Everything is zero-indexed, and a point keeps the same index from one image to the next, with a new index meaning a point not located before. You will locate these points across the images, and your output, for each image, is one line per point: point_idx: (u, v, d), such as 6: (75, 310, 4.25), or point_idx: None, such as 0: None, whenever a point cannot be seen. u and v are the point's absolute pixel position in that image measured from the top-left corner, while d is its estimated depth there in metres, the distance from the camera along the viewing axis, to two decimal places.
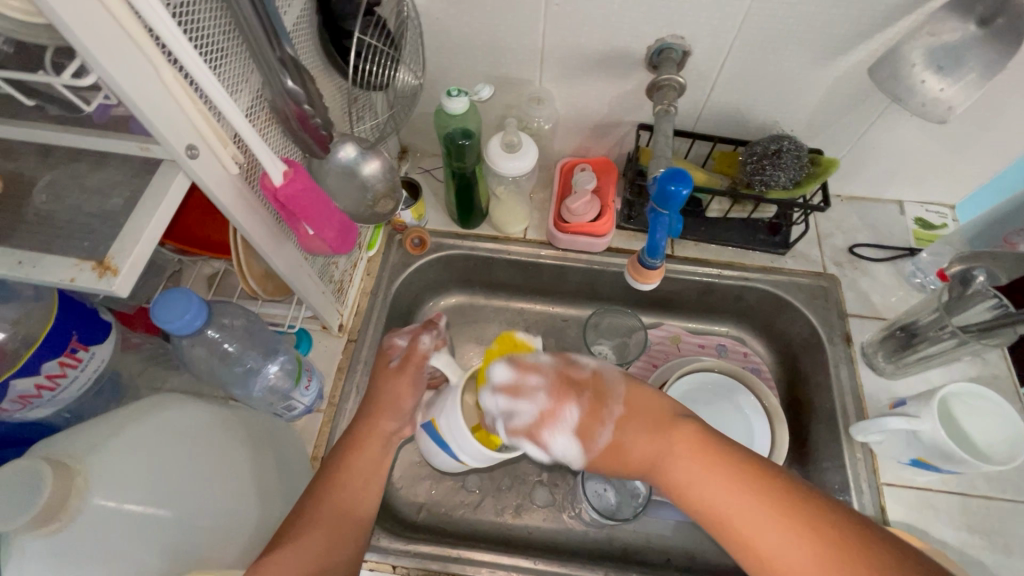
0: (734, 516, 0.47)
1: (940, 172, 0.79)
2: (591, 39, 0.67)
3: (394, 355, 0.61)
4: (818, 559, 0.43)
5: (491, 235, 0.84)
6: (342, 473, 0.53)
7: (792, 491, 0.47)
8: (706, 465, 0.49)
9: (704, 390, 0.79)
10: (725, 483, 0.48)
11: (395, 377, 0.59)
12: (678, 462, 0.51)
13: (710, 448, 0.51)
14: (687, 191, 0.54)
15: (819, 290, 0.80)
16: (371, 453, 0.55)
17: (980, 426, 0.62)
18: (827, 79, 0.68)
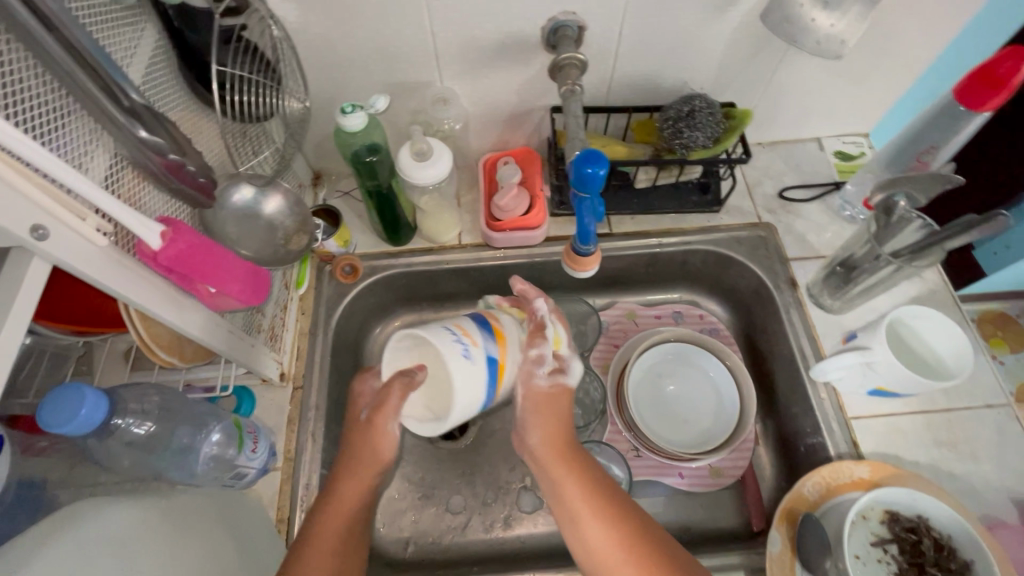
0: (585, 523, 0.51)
1: (850, 104, 0.81)
2: (483, 29, 0.64)
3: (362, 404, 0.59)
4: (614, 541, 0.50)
5: (425, 247, 0.81)
6: (335, 501, 0.56)
7: (625, 509, 0.52)
8: (572, 472, 0.54)
9: (665, 362, 0.79)
10: (583, 490, 0.53)
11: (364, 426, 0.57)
12: (569, 482, 0.53)
13: (580, 464, 0.55)
14: (605, 171, 0.52)
15: (757, 240, 0.81)
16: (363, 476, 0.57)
17: (921, 339, 0.63)
18: (724, 32, 0.67)
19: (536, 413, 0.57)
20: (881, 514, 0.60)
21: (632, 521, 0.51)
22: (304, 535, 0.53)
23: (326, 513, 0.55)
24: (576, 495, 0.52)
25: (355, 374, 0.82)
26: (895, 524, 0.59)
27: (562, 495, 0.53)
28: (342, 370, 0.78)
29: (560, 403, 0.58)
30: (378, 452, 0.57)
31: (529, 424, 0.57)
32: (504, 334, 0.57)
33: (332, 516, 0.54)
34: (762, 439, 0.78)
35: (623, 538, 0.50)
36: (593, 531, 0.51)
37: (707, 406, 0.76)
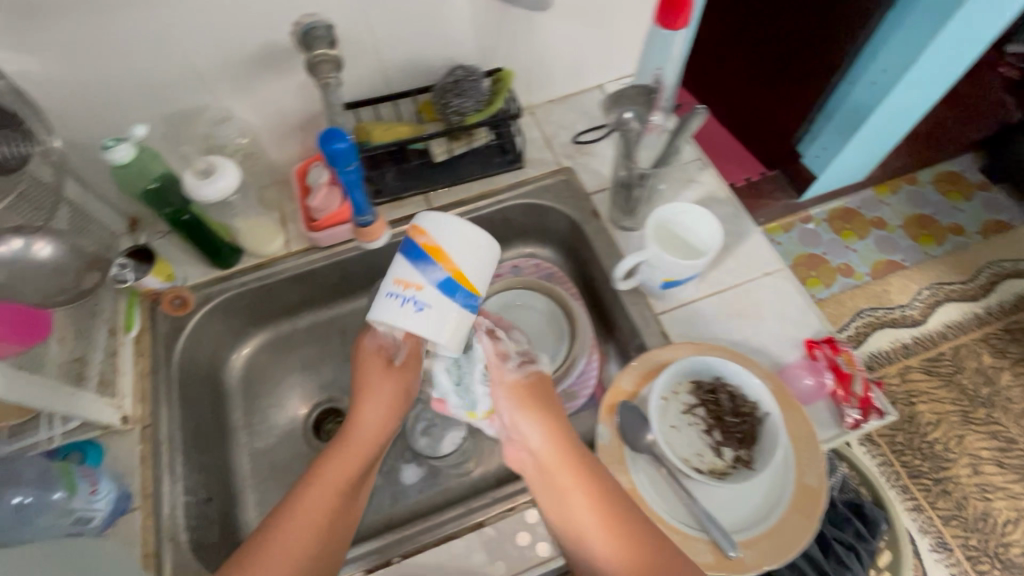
0: (586, 533, 0.50)
1: (610, 48, 0.91)
2: (235, 43, 0.68)
3: (393, 353, 0.62)
4: (618, 543, 0.50)
5: (256, 263, 0.83)
6: (325, 469, 0.55)
7: (615, 504, 0.52)
8: (575, 476, 0.53)
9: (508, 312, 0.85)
10: (584, 496, 0.52)
11: (393, 375, 0.61)
12: (568, 489, 0.52)
13: (581, 468, 0.53)
14: (348, 144, 0.56)
15: (562, 184, 0.89)
16: (360, 447, 0.58)
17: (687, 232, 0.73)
18: (464, 5, 0.75)
19: (530, 413, 0.57)
20: (688, 386, 0.68)
21: (621, 502, 0.52)
22: (287, 505, 0.53)
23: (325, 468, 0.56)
24: (575, 496, 0.52)
25: (218, 402, 0.83)
26: (700, 390, 0.68)
27: (556, 484, 0.53)
28: (198, 400, 0.78)
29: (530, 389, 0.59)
30: (360, 416, 0.59)
31: (520, 425, 0.57)
32: (441, 248, 0.54)
33: (332, 470, 0.56)
34: (607, 357, 0.86)
35: (618, 535, 0.50)
36: (595, 531, 0.50)
37: (549, 341, 0.84)
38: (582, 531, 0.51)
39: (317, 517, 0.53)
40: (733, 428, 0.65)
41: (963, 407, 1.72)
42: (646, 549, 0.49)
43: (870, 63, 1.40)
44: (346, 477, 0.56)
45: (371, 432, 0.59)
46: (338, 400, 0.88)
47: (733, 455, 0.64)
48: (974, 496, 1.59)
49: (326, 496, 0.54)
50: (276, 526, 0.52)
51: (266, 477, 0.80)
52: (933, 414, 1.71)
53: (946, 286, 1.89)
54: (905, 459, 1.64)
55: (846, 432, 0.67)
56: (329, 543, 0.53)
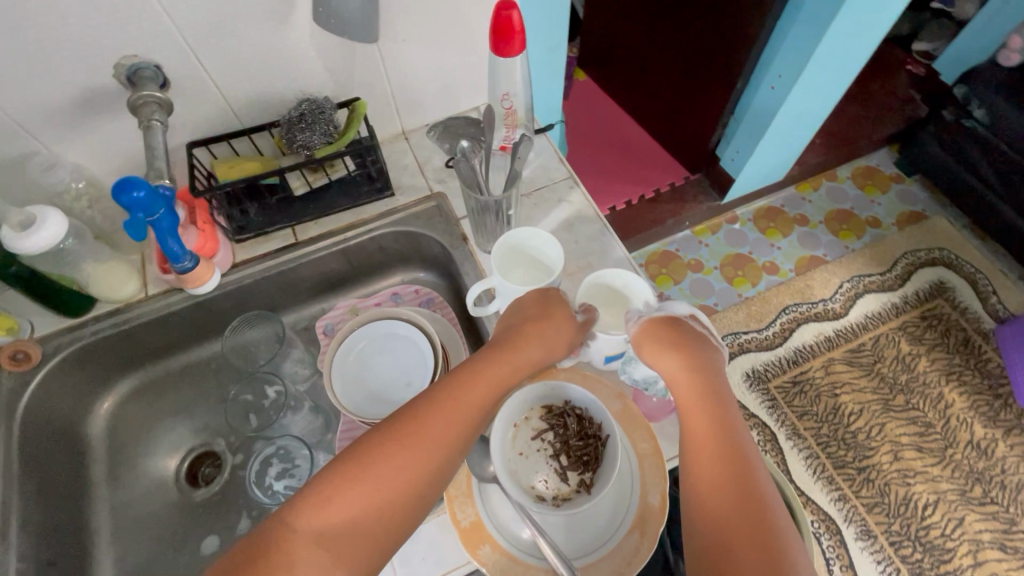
0: (705, 474, 0.53)
1: (477, 72, 0.91)
2: (51, 88, 0.65)
3: (553, 303, 0.66)
4: (727, 494, 0.51)
5: (110, 309, 0.80)
6: (428, 412, 0.55)
7: (735, 440, 0.55)
8: (702, 408, 0.57)
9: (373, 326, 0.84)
10: (709, 427, 0.56)
11: (561, 323, 0.65)
12: (696, 416, 0.57)
13: (702, 399, 0.58)
14: (148, 192, 0.55)
15: (432, 209, 0.89)
16: (464, 406, 0.57)
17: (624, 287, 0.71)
18: (304, 40, 0.74)
19: (654, 351, 0.61)
20: (539, 411, 0.69)
21: (728, 409, 0.57)
22: (378, 442, 0.53)
23: (416, 400, 0.57)
24: (700, 424, 0.56)
25: (77, 458, 0.80)
26: (551, 414, 0.68)
27: (683, 412, 0.58)
28: (49, 457, 0.76)
29: (678, 337, 0.61)
30: (521, 351, 0.63)
31: (659, 360, 0.61)
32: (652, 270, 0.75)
33: (462, 393, 0.57)
34: None
35: (731, 480, 0.52)
36: (709, 467, 0.53)
37: (420, 369, 0.81)
38: (706, 460, 0.54)
39: (441, 437, 0.54)
40: (579, 451, 0.65)
41: (883, 395, 1.71)
42: (734, 522, 0.50)
43: (768, 70, 1.51)
44: (429, 449, 0.53)
45: (460, 409, 0.56)
46: (212, 444, 0.86)
47: (579, 478, 0.65)
48: (896, 482, 1.59)
49: (473, 393, 0.58)
50: (389, 447, 0.53)
51: (129, 532, 0.78)
52: (855, 404, 1.70)
53: (866, 278, 1.91)
54: (829, 450, 1.64)
55: None
56: (446, 462, 0.54)
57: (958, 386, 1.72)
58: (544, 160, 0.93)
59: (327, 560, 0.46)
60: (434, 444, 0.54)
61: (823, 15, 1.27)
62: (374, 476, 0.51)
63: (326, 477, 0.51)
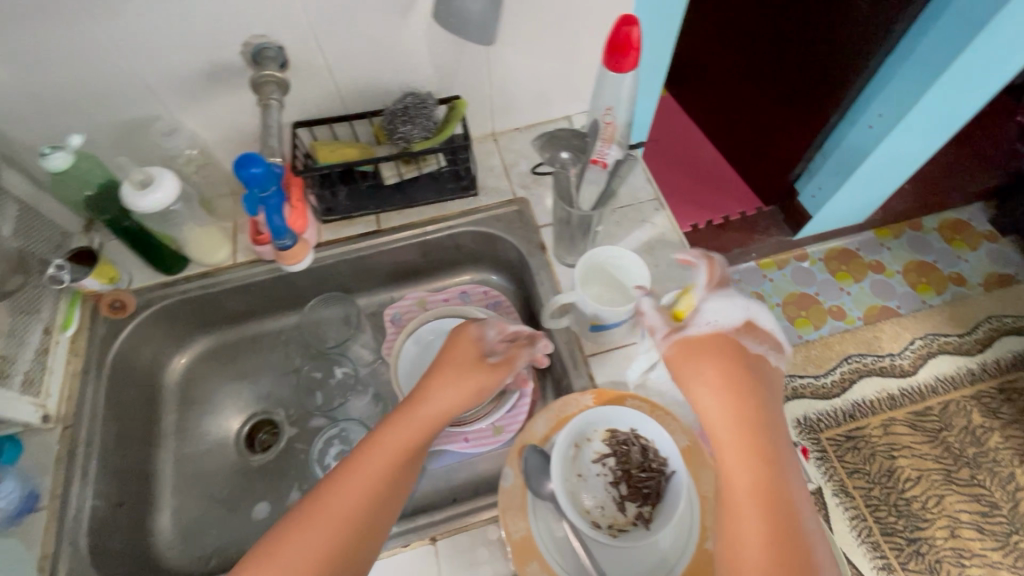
0: (742, 523, 0.48)
1: (575, 82, 0.91)
2: (183, 59, 0.69)
3: (485, 349, 0.65)
4: (769, 542, 0.47)
5: (200, 271, 0.84)
6: (347, 472, 0.56)
7: (774, 474, 0.49)
8: (740, 441, 0.51)
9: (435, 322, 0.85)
10: (740, 465, 0.50)
11: (485, 368, 0.63)
12: (732, 451, 0.51)
13: (746, 425, 0.51)
14: (265, 170, 0.57)
15: (513, 214, 0.88)
16: (387, 455, 0.58)
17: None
18: (417, 35, 0.75)
19: (692, 367, 0.56)
20: (603, 434, 0.66)
21: (777, 433, 0.51)
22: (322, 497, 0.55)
23: (383, 431, 0.59)
24: (734, 460, 0.50)
25: (151, 406, 0.84)
26: (615, 440, 0.66)
27: (719, 443, 0.52)
28: (129, 402, 0.80)
29: (707, 351, 0.57)
30: (429, 404, 0.61)
31: (694, 383, 0.55)
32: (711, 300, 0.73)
33: (383, 443, 0.58)
34: (542, 393, 0.85)
35: (773, 525, 0.47)
36: (748, 509, 0.48)
37: None
38: (741, 504, 0.49)
39: (369, 486, 0.56)
40: (640, 483, 0.64)
41: (945, 466, 1.59)
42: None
43: (867, 109, 1.40)
44: (372, 493, 0.56)
45: (392, 454, 0.58)
46: (271, 412, 0.88)
47: (636, 511, 0.64)
48: (949, 561, 1.48)
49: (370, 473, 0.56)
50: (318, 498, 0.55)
51: (189, 484, 0.82)
52: (914, 470, 1.59)
53: (942, 338, 1.75)
54: (878, 514, 1.53)
55: None
56: (369, 512, 0.55)
57: None
58: (631, 178, 0.91)
59: None
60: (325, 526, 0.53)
61: (936, 64, 1.17)
62: (314, 526, 0.53)
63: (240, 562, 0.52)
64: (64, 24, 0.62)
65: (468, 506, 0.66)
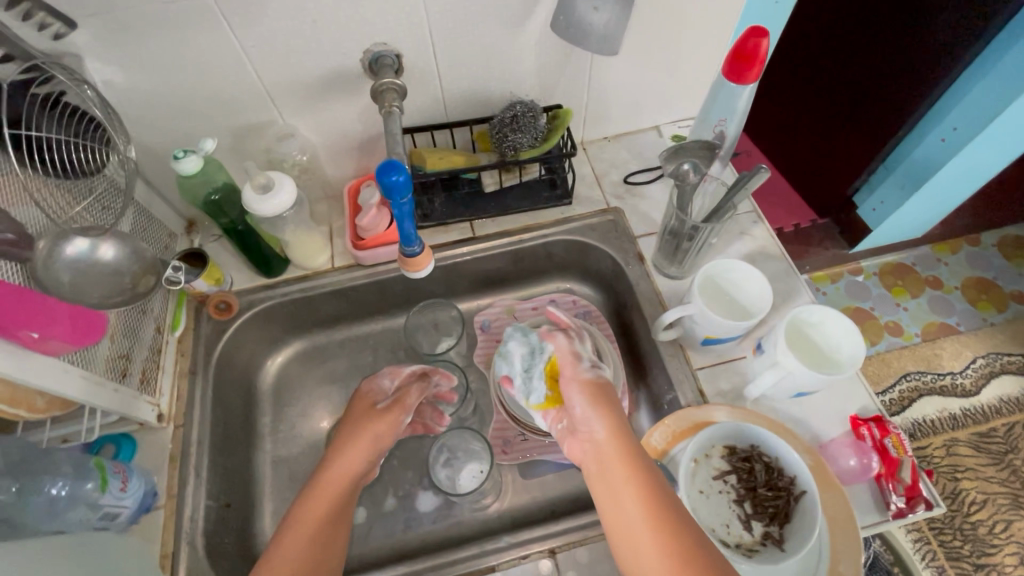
0: (639, 541, 0.50)
1: (670, 91, 0.90)
2: (305, 66, 0.70)
3: (383, 398, 0.74)
4: (661, 557, 0.48)
5: (299, 274, 0.85)
6: (307, 501, 0.61)
7: (670, 510, 0.51)
8: (627, 476, 0.53)
9: (535, 355, 0.72)
10: (636, 492, 0.52)
11: (385, 414, 0.71)
12: (622, 484, 0.53)
13: (636, 465, 0.54)
14: (405, 178, 0.57)
15: (608, 223, 0.88)
16: (327, 493, 0.62)
17: (836, 343, 0.67)
18: (528, 44, 0.75)
19: (590, 406, 0.60)
20: (721, 450, 0.66)
21: (659, 477, 0.54)
22: (282, 526, 0.58)
23: (325, 480, 0.63)
24: (627, 488, 0.53)
25: (248, 407, 0.85)
26: (734, 457, 0.65)
27: (609, 470, 0.55)
28: (231, 402, 0.81)
29: (592, 395, 0.62)
30: (352, 450, 0.66)
31: (590, 416, 0.60)
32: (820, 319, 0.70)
33: (327, 478, 0.63)
34: (637, 406, 0.84)
35: (659, 551, 0.49)
36: (637, 524, 0.50)
37: None
38: (628, 524, 0.51)
39: (315, 518, 0.59)
40: (766, 502, 0.62)
41: (1013, 489, 1.53)
42: None
43: (938, 121, 1.33)
44: (306, 530, 0.58)
45: (334, 490, 0.62)
46: None
47: (764, 530, 0.61)
48: None
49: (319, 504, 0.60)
50: (296, 512, 0.59)
51: (285, 487, 0.82)
52: (980, 494, 1.52)
53: (1005, 358, 1.70)
54: (943, 538, 1.47)
55: (888, 520, 0.63)
56: (326, 541, 0.58)
57: None
58: None
59: None
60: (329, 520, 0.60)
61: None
62: (290, 536, 0.57)
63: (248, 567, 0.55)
64: (202, 31, 0.63)
65: (585, 520, 0.68)
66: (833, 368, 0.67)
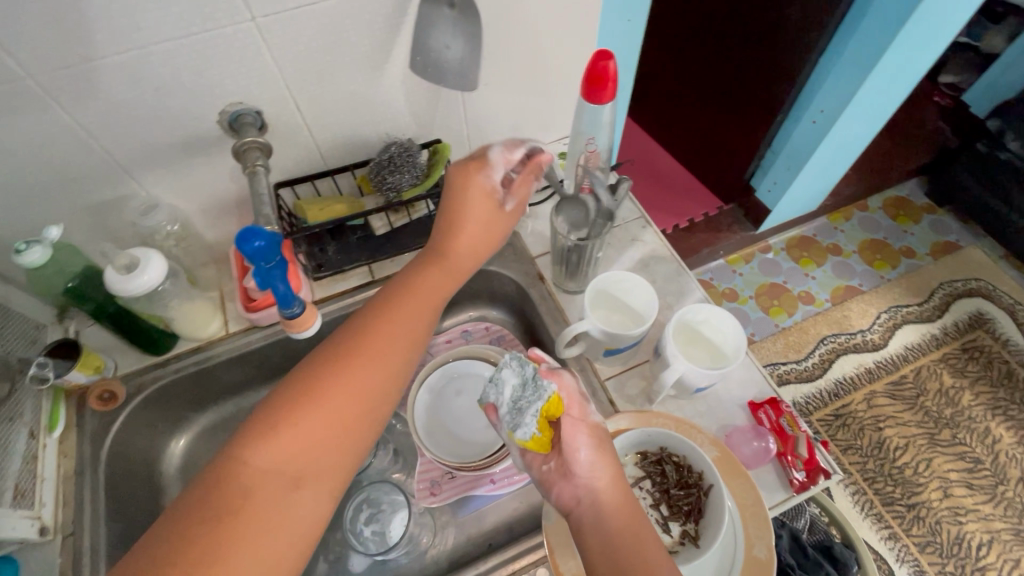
0: None
1: (547, 112, 0.93)
2: (158, 136, 0.67)
3: (503, 198, 0.65)
4: None
5: (191, 347, 0.80)
6: (307, 393, 0.52)
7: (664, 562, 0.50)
8: (624, 526, 0.52)
9: (531, 389, 0.59)
10: (635, 545, 0.50)
11: (488, 209, 0.64)
12: (620, 535, 0.51)
13: (634, 519, 0.52)
14: (267, 242, 0.56)
15: (506, 248, 0.89)
16: (327, 394, 0.52)
17: (722, 335, 0.71)
18: (394, 86, 0.76)
19: (597, 452, 0.55)
20: (634, 458, 0.68)
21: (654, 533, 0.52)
22: (270, 413, 0.51)
23: (374, 332, 0.57)
24: (626, 542, 0.50)
25: (153, 498, 0.79)
26: (646, 462, 0.68)
27: (605, 523, 0.52)
28: (130, 498, 0.75)
29: (598, 444, 0.56)
30: (401, 299, 0.61)
31: (592, 464, 0.54)
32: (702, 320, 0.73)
33: (352, 368, 0.54)
34: None
35: None
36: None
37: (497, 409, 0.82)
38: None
39: (326, 415, 0.52)
40: (680, 501, 0.64)
41: (928, 429, 1.65)
42: None
43: (808, 105, 1.46)
44: (309, 426, 0.51)
45: (343, 395, 0.53)
46: None
47: (682, 530, 0.63)
48: (947, 520, 1.52)
49: (360, 366, 0.55)
50: (294, 401, 0.52)
51: None
52: (900, 438, 1.63)
53: (903, 309, 1.84)
54: (876, 485, 1.57)
55: (793, 495, 0.67)
56: (349, 432, 0.52)
57: (1004, 421, 1.66)
58: None
59: (273, 506, 0.47)
60: (333, 422, 0.52)
61: (867, 59, 1.23)
62: (296, 428, 0.50)
63: (225, 459, 0.49)
64: (29, 112, 0.59)
65: (509, 554, 0.68)
66: (725, 359, 0.70)
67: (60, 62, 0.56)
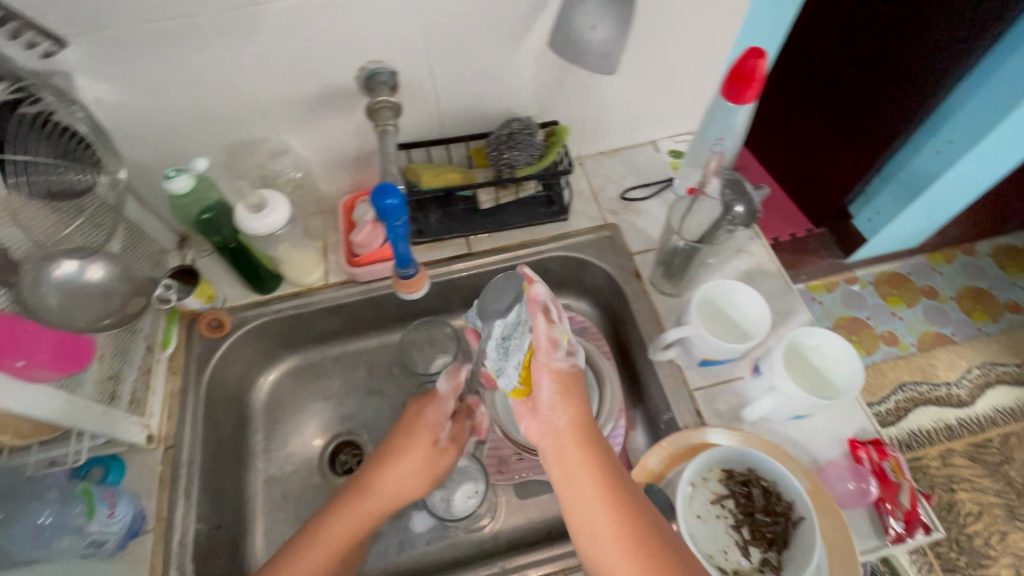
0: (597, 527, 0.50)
1: (667, 107, 0.90)
2: (299, 85, 0.69)
3: (441, 432, 0.71)
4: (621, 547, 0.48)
5: (293, 291, 0.84)
6: (328, 517, 0.66)
7: (631, 499, 0.51)
8: (589, 464, 0.52)
9: (515, 331, 0.54)
10: (601, 487, 0.51)
11: (446, 449, 0.71)
12: (586, 475, 0.52)
13: (606, 464, 0.52)
14: (400, 202, 0.57)
15: (605, 239, 0.87)
16: (354, 511, 0.66)
17: (833, 362, 0.67)
18: (525, 61, 0.75)
19: (562, 394, 0.55)
20: (719, 474, 0.65)
21: (622, 472, 0.53)
22: (302, 536, 0.64)
23: (375, 480, 0.68)
24: (588, 484, 0.51)
25: (240, 426, 0.83)
26: (732, 481, 0.64)
27: (567, 463, 0.53)
28: (222, 422, 0.79)
29: (558, 386, 0.55)
30: (387, 479, 0.68)
31: (552, 407, 0.55)
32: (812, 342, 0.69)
33: (355, 505, 0.66)
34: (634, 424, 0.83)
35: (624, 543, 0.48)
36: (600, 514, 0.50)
37: None
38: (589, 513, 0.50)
39: (342, 531, 0.65)
40: (764, 528, 0.62)
41: (1008, 500, 1.52)
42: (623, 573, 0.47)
43: (930, 135, 1.32)
44: (332, 535, 0.64)
45: (360, 511, 0.66)
46: (356, 433, 0.87)
47: (762, 557, 0.61)
48: None
49: (374, 495, 0.67)
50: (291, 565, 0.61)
51: (276, 507, 0.80)
52: (975, 504, 1.51)
53: (999, 368, 1.69)
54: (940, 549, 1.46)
55: (887, 544, 0.63)
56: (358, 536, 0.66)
57: None
58: None
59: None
60: (357, 520, 0.66)
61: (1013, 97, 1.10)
62: (320, 540, 0.64)
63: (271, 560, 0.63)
64: (194, 48, 0.62)
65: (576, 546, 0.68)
66: (834, 388, 0.67)
67: (231, 3, 0.59)
